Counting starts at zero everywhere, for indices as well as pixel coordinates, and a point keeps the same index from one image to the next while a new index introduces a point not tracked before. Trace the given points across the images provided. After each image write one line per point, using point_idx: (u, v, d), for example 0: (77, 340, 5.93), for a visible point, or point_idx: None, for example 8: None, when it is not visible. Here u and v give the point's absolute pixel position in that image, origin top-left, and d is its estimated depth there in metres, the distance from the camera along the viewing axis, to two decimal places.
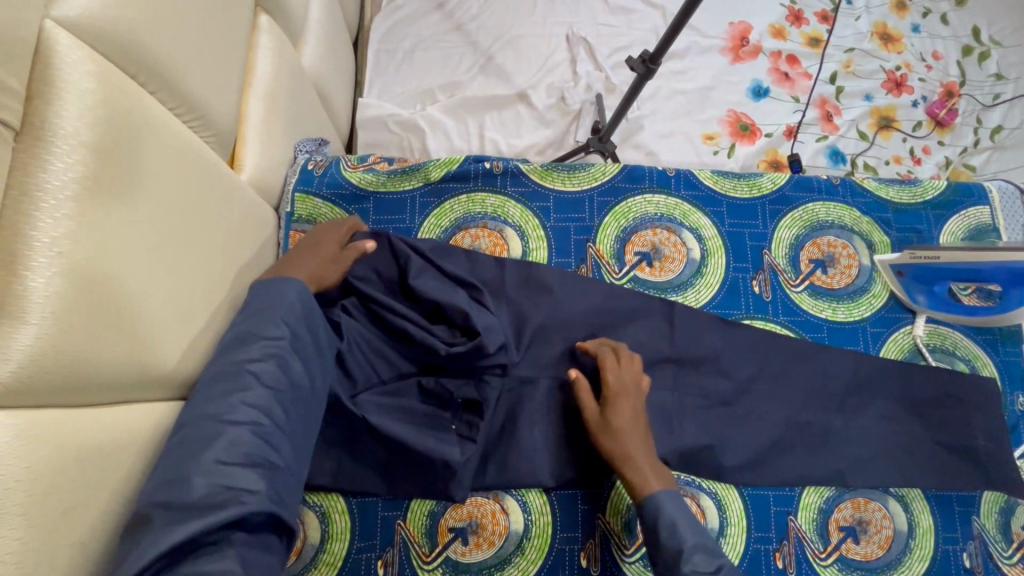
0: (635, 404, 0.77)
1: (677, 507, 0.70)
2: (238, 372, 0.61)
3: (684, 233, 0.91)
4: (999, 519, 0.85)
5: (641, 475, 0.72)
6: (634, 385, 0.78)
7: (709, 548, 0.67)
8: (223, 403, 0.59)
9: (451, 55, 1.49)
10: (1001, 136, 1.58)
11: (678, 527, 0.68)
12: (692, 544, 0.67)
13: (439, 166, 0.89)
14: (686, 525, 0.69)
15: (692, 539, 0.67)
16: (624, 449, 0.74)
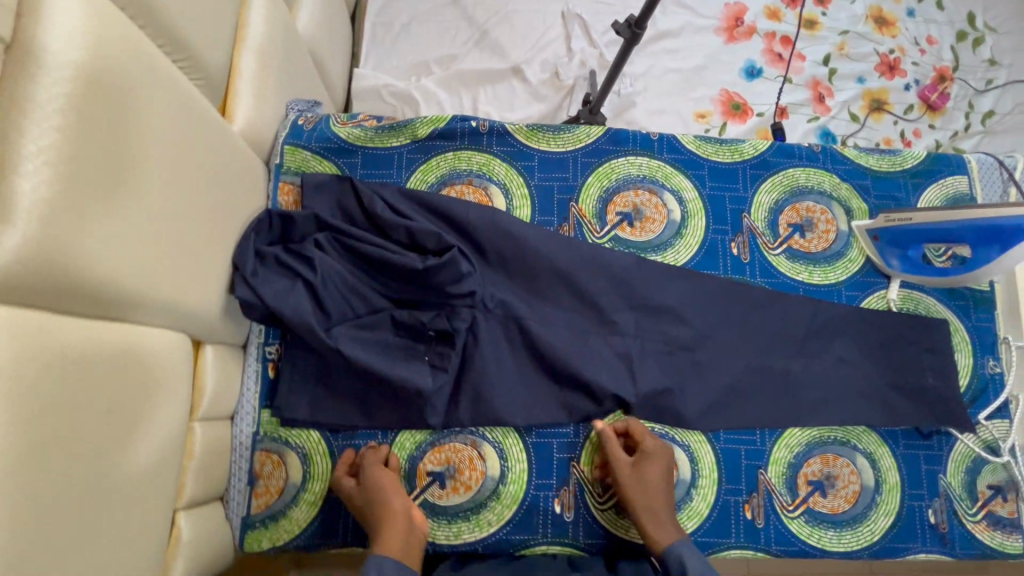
0: (664, 464, 0.80)
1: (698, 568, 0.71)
2: None
3: (665, 195, 0.93)
4: (966, 479, 0.87)
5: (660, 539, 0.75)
6: (662, 448, 0.81)
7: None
8: None
9: (447, 29, 1.50)
10: (992, 121, 1.60)
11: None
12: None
13: (426, 123, 0.91)
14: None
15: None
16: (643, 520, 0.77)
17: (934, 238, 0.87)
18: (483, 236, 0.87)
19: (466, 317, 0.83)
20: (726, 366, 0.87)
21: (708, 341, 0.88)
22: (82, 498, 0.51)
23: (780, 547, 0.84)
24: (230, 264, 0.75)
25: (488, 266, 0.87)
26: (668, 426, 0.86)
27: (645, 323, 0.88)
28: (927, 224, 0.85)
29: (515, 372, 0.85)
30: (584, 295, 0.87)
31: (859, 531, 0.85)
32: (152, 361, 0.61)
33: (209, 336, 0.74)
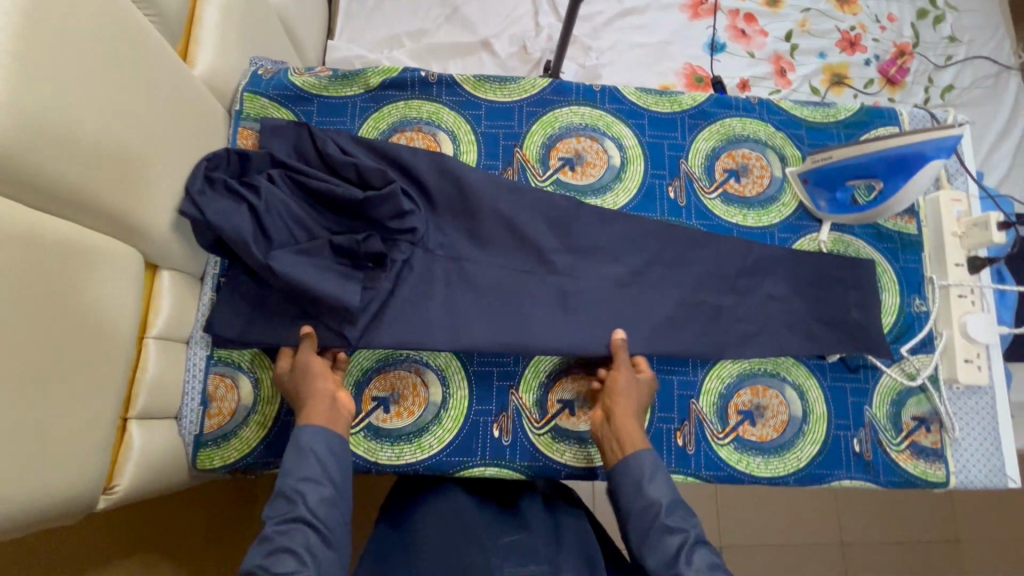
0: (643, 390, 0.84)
1: (655, 464, 0.75)
2: (287, 492, 0.69)
3: (606, 142, 0.98)
4: (891, 410, 0.91)
5: (632, 440, 0.77)
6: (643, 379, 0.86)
7: (682, 521, 0.69)
8: (281, 511, 0.68)
9: (420, 5, 1.56)
10: (952, 95, 1.64)
11: (654, 483, 0.73)
12: (660, 507, 0.71)
13: (379, 73, 0.97)
14: (664, 486, 0.73)
15: (666, 498, 0.72)
16: (620, 421, 0.79)
17: (855, 175, 0.90)
18: (429, 179, 0.91)
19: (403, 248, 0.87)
20: (660, 301, 0.91)
21: (645, 275, 0.92)
22: (23, 369, 0.56)
23: (710, 473, 0.88)
24: (183, 189, 0.80)
25: (433, 209, 0.91)
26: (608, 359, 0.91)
27: (582, 257, 0.92)
28: (846, 160, 0.89)
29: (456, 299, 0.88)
30: (523, 235, 0.91)
31: (786, 458, 0.89)
32: (100, 264, 0.66)
33: (162, 259, 0.79)
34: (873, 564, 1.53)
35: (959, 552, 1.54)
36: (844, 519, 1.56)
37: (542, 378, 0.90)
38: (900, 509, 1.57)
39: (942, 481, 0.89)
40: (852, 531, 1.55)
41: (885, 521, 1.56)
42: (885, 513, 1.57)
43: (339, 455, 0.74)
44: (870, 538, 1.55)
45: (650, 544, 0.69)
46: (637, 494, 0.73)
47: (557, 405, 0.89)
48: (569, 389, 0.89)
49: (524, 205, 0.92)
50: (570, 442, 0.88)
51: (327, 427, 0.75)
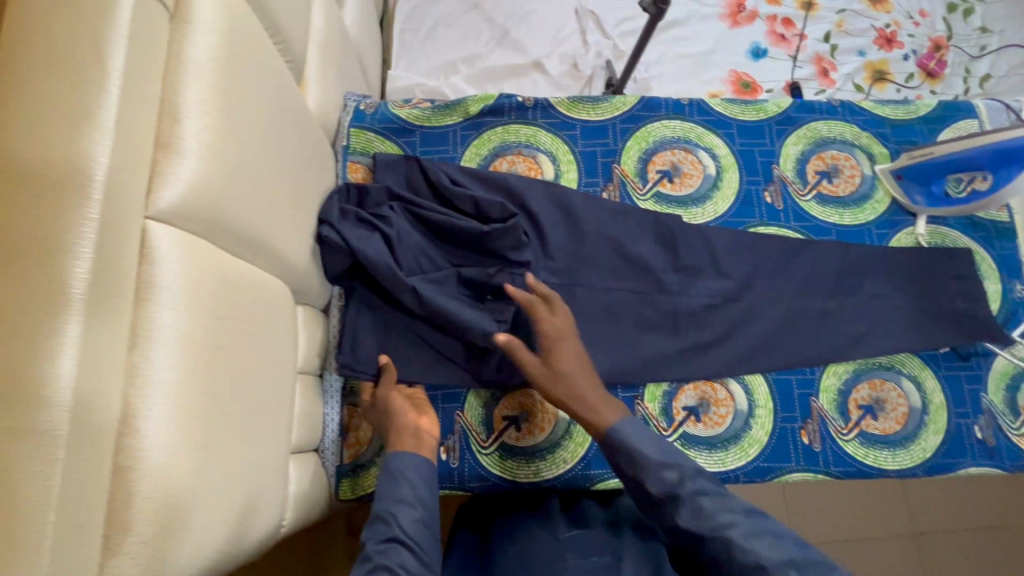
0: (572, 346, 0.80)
1: (634, 428, 0.72)
2: (381, 515, 0.67)
3: (700, 152, 1.01)
4: (1006, 395, 0.93)
5: (607, 411, 0.74)
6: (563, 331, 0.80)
7: (675, 476, 0.66)
8: (375, 536, 0.65)
9: (470, 31, 1.61)
10: (990, 84, 1.68)
11: (641, 453, 0.69)
12: (654, 476, 0.67)
13: (477, 101, 1.00)
14: (646, 449, 0.69)
15: (655, 463, 0.67)
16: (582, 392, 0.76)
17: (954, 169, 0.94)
18: (539, 209, 0.94)
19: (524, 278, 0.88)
20: (772, 304, 0.93)
21: (751, 288, 0.93)
22: (238, 409, 0.57)
23: (839, 469, 0.89)
24: (318, 220, 0.83)
25: (541, 238, 0.93)
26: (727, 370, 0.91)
27: (690, 276, 0.93)
28: (947, 155, 0.93)
29: (582, 325, 0.89)
30: (633, 261, 0.92)
31: (912, 449, 0.90)
32: (271, 302, 0.68)
33: (301, 294, 0.80)
34: (951, 553, 1.53)
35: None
36: (916, 510, 1.56)
37: (664, 387, 0.91)
38: (972, 496, 1.58)
39: None
40: (927, 521, 1.55)
41: (958, 509, 1.57)
42: (958, 500, 1.57)
43: (430, 479, 0.72)
44: (950, 524, 1.55)
45: (673, 518, 0.65)
46: (629, 466, 0.69)
47: (682, 412, 0.90)
48: (692, 395, 0.90)
49: (625, 233, 0.94)
50: (699, 447, 0.89)
51: (418, 452, 0.73)
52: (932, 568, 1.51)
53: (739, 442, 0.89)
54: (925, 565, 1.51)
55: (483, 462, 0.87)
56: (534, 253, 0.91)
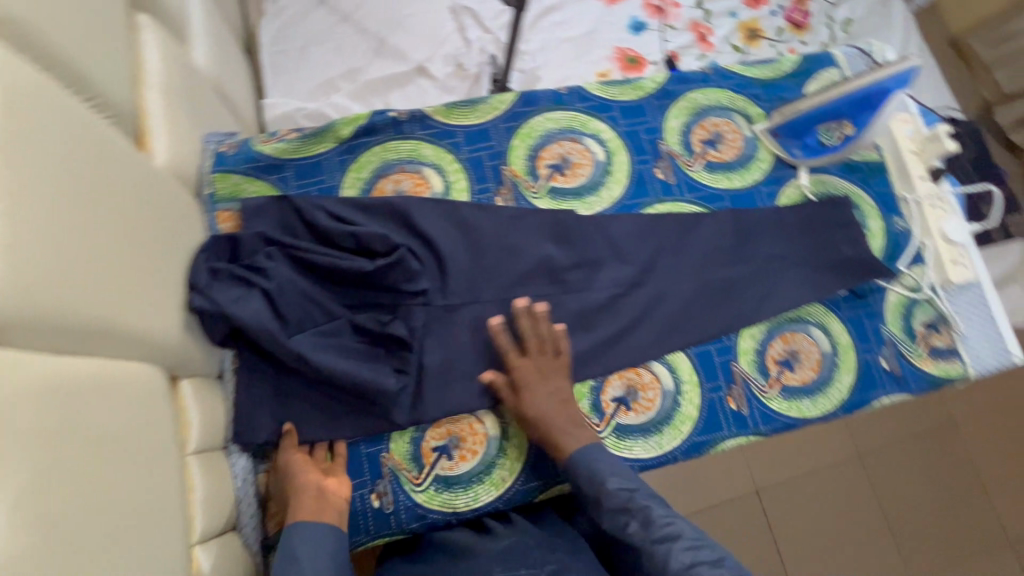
0: (544, 386, 0.84)
1: (593, 455, 0.80)
2: None
3: (586, 140, 1.00)
4: (904, 323, 0.98)
5: (570, 441, 0.82)
6: (538, 372, 0.85)
7: (625, 490, 0.76)
8: None
9: (344, 44, 1.53)
10: (852, 28, 1.79)
11: (598, 474, 0.78)
12: (607, 491, 0.76)
13: (347, 123, 0.94)
14: (605, 468, 0.78)
15: (609, 479, 0.77)
16: (549, 423, 0.82)
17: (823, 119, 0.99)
18: (431, 232, 0.91)
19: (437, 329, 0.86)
20: (676, 280, 0.94)
21: (654, 270, 0.94)
22: (107, 522, 0.51)
23: (768, 426, 0.92)
24: (186, 284, 0.75)
25: (439, 263, 0.90)
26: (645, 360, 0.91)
27: (593, 270, 0.93)
28: (813, 109, 0.97)
29: (495, 340, 0.88)
30: (533, 265, 0.91)
31: (830, 393, 0.94)
32: (135, 391, 0.61)
33: (182, 368, 0.73)
34: (891, 463, 1.76)
35: (953, 429, 1.81)
36: (857, 434, 1.77)
37: (591, 383, 0.90)
38: (901, 411, 1.81)
39: (963, 374, 0.97)
40: (868, 441, 1.76)
41: (892, 425, 1.79)
42: (891, 417, 1.80)
43: (336, 545, 0.72)
44: (881, 443, 1.77)
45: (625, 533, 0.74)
46: (588, 485, 0.78)
47: (612, 404, 0.89)
48: (618, 385, 0.90)
49: (520, 240, 0.92)
50: (633, 435, 0.88)
51: (320, 521, 0.72)
52: (878, 482, 1.73)
53: (671, 422, 0.90)
54: (872, 480, 1.73)
55: (419, 500, 0.83)
56: (430, 280, 0.89)
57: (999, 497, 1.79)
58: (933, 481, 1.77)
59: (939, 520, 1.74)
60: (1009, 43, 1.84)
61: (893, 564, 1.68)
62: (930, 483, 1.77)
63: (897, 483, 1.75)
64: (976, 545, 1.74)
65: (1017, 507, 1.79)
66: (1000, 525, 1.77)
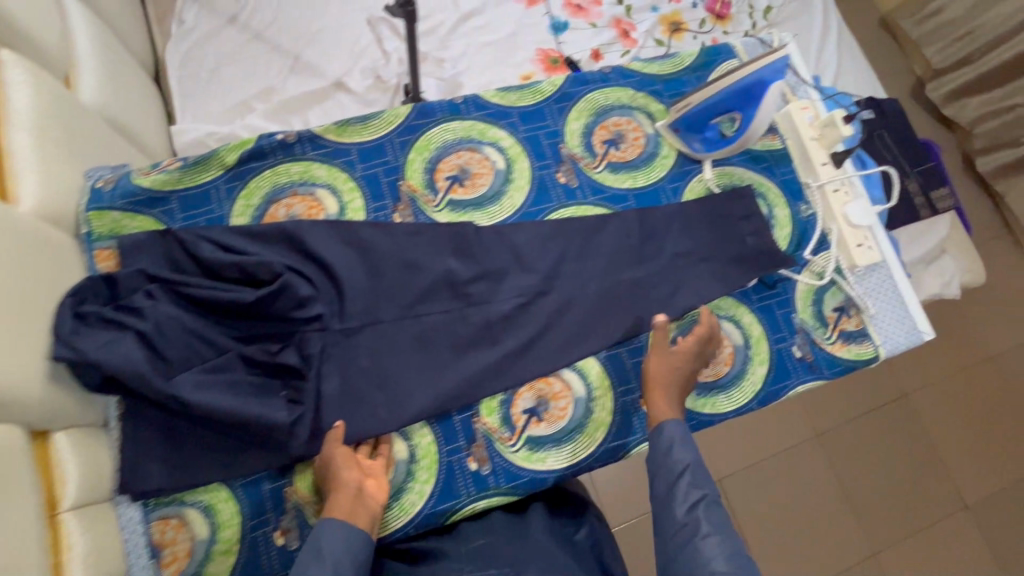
0: (682, 358, 0.87)
1: (681, 432, 0.81)
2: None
3: (485, 149, 0.98)
4: (814, 309, 0.99)
5: (662, 411, 0.84)
6: (692, 348, 0.88)
7: (699, 480, 0.77)
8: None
9: (257, 63, 1.49)
10: (772, 15, 1.80)
11: (679, 449, 0.80)
12: (688, 468, 0.78)
13: (231, 149, 0.90)
14: (687, 449, 0.80)
15: (690, 459, 0.79)
16: (654, 390, 0.85)
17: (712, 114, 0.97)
18: (326, 254, 0.88)
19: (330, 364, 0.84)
20: (582, 284, 0.93)
21: (560, 277, 0.93)
22: None
23: None
24: (50, 332, 0.71)
25: (336, 285, 0.88)
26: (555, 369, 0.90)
27: (497, 280, 0.91)
28: (702, 103, 0.95)
29: (398, 361, 0.86)
30: (433, 281, 0.89)
31: (744, 386, 0.94)
32: None
33: (50, 422, 0.69)
34: (849, 441, 1.78)
35: (908, 403, 1.84)
36: (814, 415, 1.79)
37: (500, 396, 0.89)
38: (856, 389, 1.84)
39: (874, 355, 0.98)
40: (825, 422, 1.79)
41: (847, 403, 1.82)
42: (846, 396, 1.83)
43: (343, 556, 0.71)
44: (834, 423, 1.79)
45: (672, 512, 0.75)
46: (663, 456, 0.80)
47: (522, 416, 0.88)
48: (527, 397, 0.89)
49: (418, 257, 0.90)
50: (545, 447, 0.87)
51: (348, 521, 0.73)
52: (838, 461, 1.75)
53: (583, 429, 0.89)
54: (832, 460, 1.75)
55: None
56: (326, 305, 0.86)
57: (954, 465, 1.82)
58: (891, 455, 1.79)
59: (896, 493, 1.76)
60: (932, 21, 1.99)
61: (856, 541, 1.69)
62: (889, 457, 1.79)
63: (856, 460, 1.77)
64: (936, 515, 1.76)
65: (971, 474, 1.82)
66: (958, 493, 1.80)
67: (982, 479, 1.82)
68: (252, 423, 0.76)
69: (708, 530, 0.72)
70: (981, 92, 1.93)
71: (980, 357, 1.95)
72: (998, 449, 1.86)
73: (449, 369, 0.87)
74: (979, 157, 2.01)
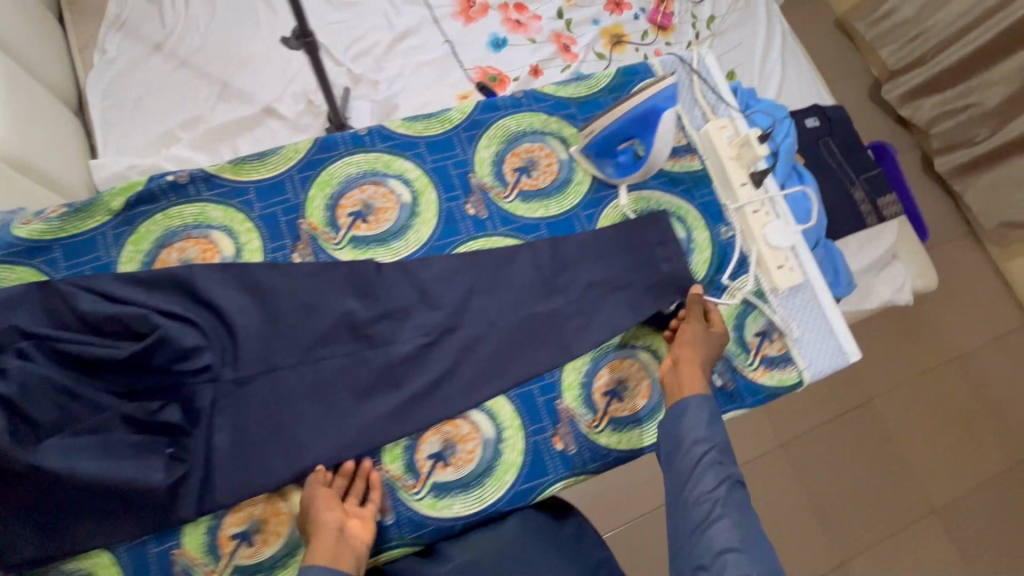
0: (708, 342, 0.89)
1: (710, 406, 0.81)
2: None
3: (391, 182, 0.95)
4: (735, 335, 0.96)
5: (691, 385, 0.83)
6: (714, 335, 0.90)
7: (725, 458, 0.77)
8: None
9: (184, 91, 1.46)
10: (715, 25, 1.79)
11: (707, 426, 0.80)
12: (716, 446, 0.78)
13: (117, 194, 0.87)
14: (716, 426, 0.80)
15: (719, 437, 0.79)
16: (685, 364, 0.85)
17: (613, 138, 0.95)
18: (220, 299, 0.84)
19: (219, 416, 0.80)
20: (491, 320, 0.90)
21: (467, 313, 0.90)
22: None
23: (597, 463, 0.88)
24: None
25: (229, 332, 0.83)
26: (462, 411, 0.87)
27: (400, 320, 0.88)
28: (605, 126, 0.94)
29: (294, 409, 0.83)
30: (332, 324, 0.86)
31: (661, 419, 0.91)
32: None
33: None
34: (815, 449, 1.74)
35: (871, 407, 1.81)
36: (780, 425, 1.74)
37: (404, 442, 0.86)
38: (820, 396, 1.80)
39: (798, 380, 0.96)
40: (791, 431, 1.74)
41: (812, 411, 1.78)
42: (810, 402, 1.79)
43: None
44: (798, 430, 1.75)
45: (693, 488, 0.76)
46: (689, 430, 0.80)
47: (428, 462, 0.85)
48: (432, 441, 0.86)
49: (316, 298, 0.87)
50: (451, 493, 0.84)
51: (333, 565, 0.68)
52: (804, 470, 1.71)
53: (492, 473, 0.86)
54: (799, 469, 1.71)
55: None
56: (217, 354, 0.82)
57: (920, 468, 1.78)
58: (857, 461, 1.75)
59: (863, 499, 1.72)
60: (886, 22, 1.94)
61: (824, 550, 1.64)
62: (856, 462, 1.75)
63: (822, 468, 1.73)
64: (904, 520, 1.72)
65: (939, 477, 1.78)
66: (924, 496, 1.76)
67: (950, 481, 1.79)
68: (127, 487, 0.74)
69: (729, 508, 0.73)
70: (936, 92, 1.89)
71: (944, 358, 1.91)
72: (964, 450, 1.83)
73: (349, 416, 0.84)
74: (937, 157, 1.96)
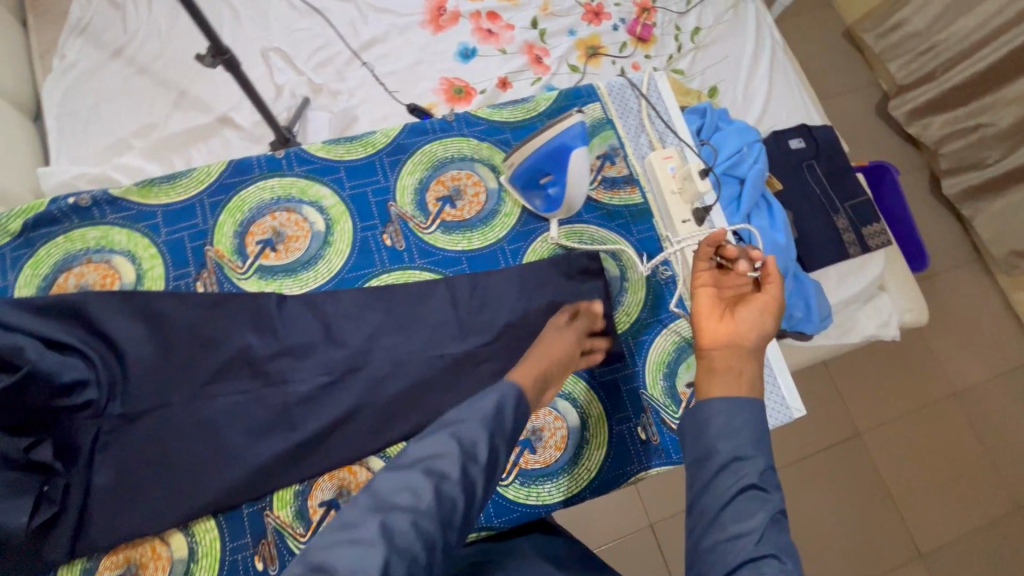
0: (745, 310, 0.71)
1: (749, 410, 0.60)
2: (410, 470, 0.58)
3: (304, 209, 0.91)
4: (665, 385, 0.90)
5: (734, 387, 0.63)
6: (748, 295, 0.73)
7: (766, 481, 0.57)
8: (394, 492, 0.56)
9: (141, 100, 1.43)
10: (700, 36, 1.70)
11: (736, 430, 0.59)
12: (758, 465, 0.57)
13: (17, 215, 0.85)
14: (760, 440, 0.59)
15: (763, 457, 0.58)
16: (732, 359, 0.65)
17: (529, 175, 0.90)
18: (113, 330, 0.80)
19: (100, 453, 0.77)
20: (397, 361, 0.84)
21: (371, 352, 0.84)
22: None
23: (503, 519, 0.82)
24: None
25: (119, 365, 0.80)
26: (360, 458, 0.82)
27: (299, 357, 0.83)
28: (522, 161, 0.89)
29: (179, 449, 0.79)
30: (226, 360, 0.82)
31: (575, 473, 0.85)
32: None
33: None
34: (797, 480, 1.60)
35: (860, 444, 1.65)
36: None
37: (296, 488, 0.81)
38: (803, 427, 1.65)
39: None
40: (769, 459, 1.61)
41: (794, 441, 1.63)
42: (793, 433, 1.64)
43: (498, 408, 0.64)
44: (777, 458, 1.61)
45: (723, 523, 0.55)
46: (716, 440, 0.60)
47: (320, 509, 0.81)
48: (325, 489, 0.82)
49: (213, 333, 0.82)
50: None
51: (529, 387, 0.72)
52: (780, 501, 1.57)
53: None
54: None
55: None
56: (102, 388, 0.79)
57: (910, 510, 1.62)
58: (841, 497, 1.59)
59: (852, 537, 1.56)
60: (896, 34, 1.81)
61: None
62: (844, 498, 1.59)
63: (801, 500, 1.58)
64: (887, 562, 1.55)
65: (939, 516, 1.62)
66: (912, 540, 1.58)
67: (950, 523, 1.62)
68: None
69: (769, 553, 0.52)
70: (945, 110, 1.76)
71: (944, 393, 1.75)
72: (966, 488, 1.66)
73: (237, 458, 0.79)
74: (945, 178, 1.82)
